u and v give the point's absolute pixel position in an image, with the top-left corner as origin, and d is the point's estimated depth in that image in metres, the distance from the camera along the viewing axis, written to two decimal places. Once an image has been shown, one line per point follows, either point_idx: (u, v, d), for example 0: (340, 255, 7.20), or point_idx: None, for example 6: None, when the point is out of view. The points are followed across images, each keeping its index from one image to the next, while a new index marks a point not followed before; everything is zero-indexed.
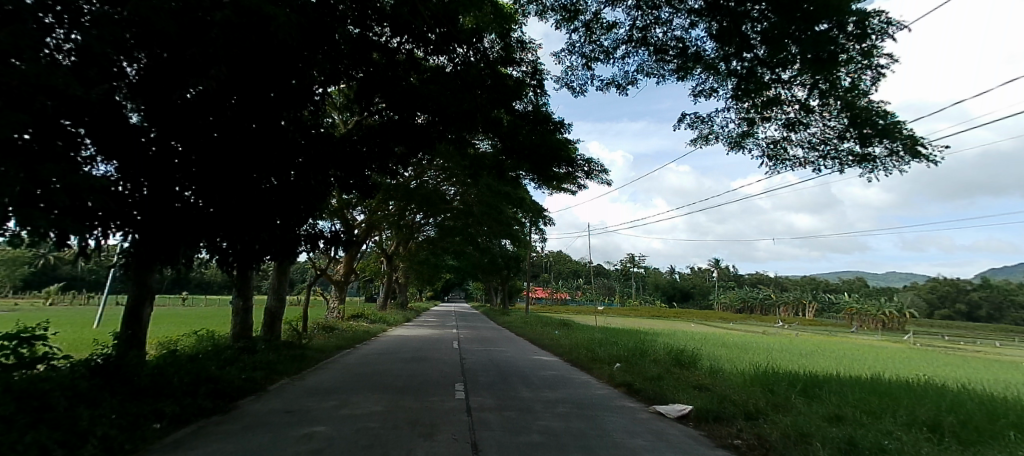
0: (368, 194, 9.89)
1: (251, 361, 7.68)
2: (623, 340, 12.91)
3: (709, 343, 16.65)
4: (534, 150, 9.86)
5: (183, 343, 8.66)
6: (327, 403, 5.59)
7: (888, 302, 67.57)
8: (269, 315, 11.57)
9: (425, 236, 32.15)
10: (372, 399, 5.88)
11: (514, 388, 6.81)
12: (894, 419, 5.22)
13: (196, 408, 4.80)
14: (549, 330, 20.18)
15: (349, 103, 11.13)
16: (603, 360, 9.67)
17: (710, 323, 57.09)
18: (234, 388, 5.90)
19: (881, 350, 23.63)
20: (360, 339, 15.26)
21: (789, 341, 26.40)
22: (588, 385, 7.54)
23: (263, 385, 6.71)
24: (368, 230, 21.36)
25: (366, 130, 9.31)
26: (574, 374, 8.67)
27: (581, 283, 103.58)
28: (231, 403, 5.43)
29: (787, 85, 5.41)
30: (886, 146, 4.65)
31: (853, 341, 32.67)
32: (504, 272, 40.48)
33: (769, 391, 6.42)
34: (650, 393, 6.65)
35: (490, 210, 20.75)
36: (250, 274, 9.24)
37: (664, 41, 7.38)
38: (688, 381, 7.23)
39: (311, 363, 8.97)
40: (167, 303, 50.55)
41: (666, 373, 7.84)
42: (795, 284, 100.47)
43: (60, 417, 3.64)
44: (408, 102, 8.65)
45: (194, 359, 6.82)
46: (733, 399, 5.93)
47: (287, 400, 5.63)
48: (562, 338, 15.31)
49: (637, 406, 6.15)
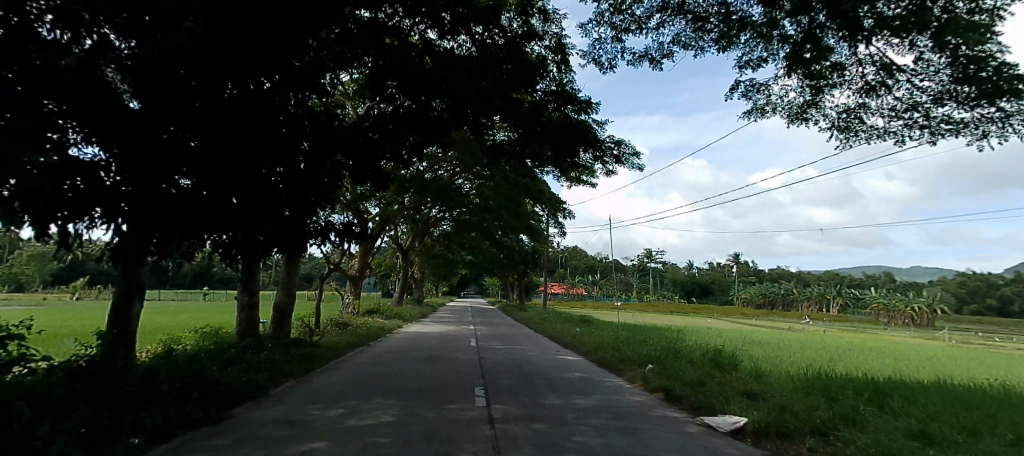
0: (382, 184, 9.28)
1: (255, 361, 7.13)
2: (652, 340, 12.05)
3: (740, 342, 15.69)
4: (557, 134, 9.11)
5: (186, 340, 8.14)
6: (334, 412, 4.99)
7: (917, 297, 65.15)
8: (279, 311, 11.08)
9: (440, 231, 31.78)
10: (384, 407, 5.26)
11: (541, 395, 6.13)
12: (996, 438, 4.37)
13: (184, 419, 4.21)
14: (569, 327, 19.47)
15: (360, 89, 10.52)
16: (633, 361, 8.95)
17: (733, 319, 55.50)
18: (233, 392, 5.34)
19: (922, 349, 22.20)
20: (374, 336, 14.77)
21: (820, 339, 25.06)
22: (621, 390, 6.81)
23: (266, 387, 6.15)
24: (382, 223, 20.92)
25: (381, 118, 8.75)
26: (605, 377, 7.95)
27: (597, 278, 102.60)
28: (228, 410, 4.85)
29: (859, 45, 4.71)
30: (1013, 106, 3.80)
31: (884, 339, 31.17)
32: (521, 268, 39.74)
33: (834, 401, 5.56)
34: (693, 401, 5.89)
35: (507, 202, 20.08)
36: (257, 267, 8.71)
37: (705, 8, 6.55)
38: (734, 386, 6.47)
39: (319, 362, 8.41)
40: (189, 298, 51.42)
41: (708, 377, 7.07)
42: (817, 279, 97.88)
43: (11, 434, 3.06)
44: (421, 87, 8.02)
45: (190, 358, 6.27)
46: (795, 411, 5.13)
47: (289, 408, 5.05)
48: (585, 336, 14.51)
49: (683, 417, 5.41)
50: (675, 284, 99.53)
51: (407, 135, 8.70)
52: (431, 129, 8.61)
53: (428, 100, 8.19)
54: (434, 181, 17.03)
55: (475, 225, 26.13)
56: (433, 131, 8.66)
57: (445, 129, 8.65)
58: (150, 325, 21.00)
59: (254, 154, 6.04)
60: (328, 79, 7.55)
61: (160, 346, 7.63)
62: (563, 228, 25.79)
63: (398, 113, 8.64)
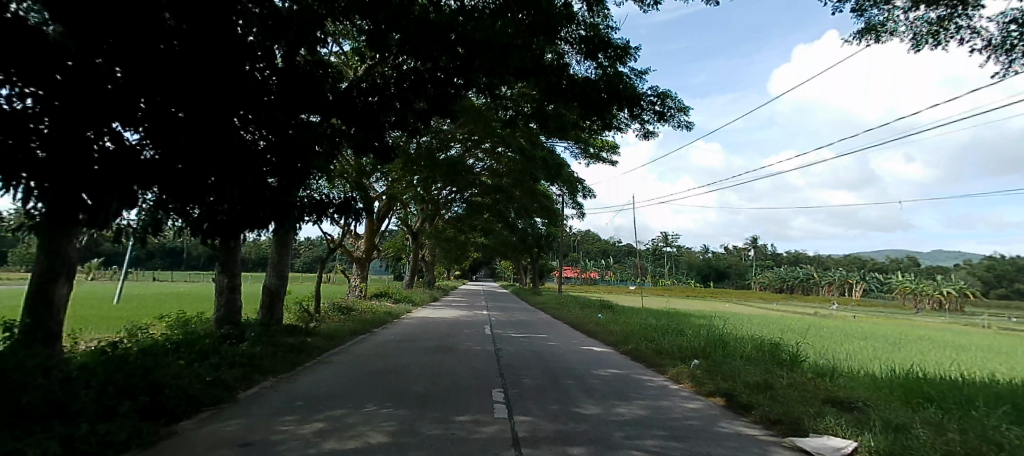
0: (384, 158, 7.81)
1: (231, 355, 6.03)
2: (688, 329, 10.82)
3: (777, 329, 14.40)
4: (585, 91, 7.68)
5: (154, 329, 7.07)
6: (310, 428, 3.83)
7: (946, 281, 62.66)
8: (267, 294, 9.98)
9: (451, 213, 30.76)
10: (376, 420, 4.07)
11: (574, 401, 4.93)
12: None
13: (96, 445, 3.03)
14: (589, 313, 18.31)
15: (359, 48, 9.29)
16: (674, 355, 7.70)
17: (754, 304, 53.75)
18: (185, 398, 4.18)
19: (970, 337, 20.41)
20: (380, 322, 13.74)
21: (855, 325, 23.36)
22: (668, 394, 5.56)
23: (235, 388, 5.02)
24: (389, 201, 19.87)
25: (386, 84, 7.23)
26: (642, 374, 6.74)
27: (610, 263, 101.34)
28: (172, 426, 3.69)
29: None
30: None
31: (919, 324, 29.45)
32: (534, 250, 38.46)
33: (959, 418, 4.27)
34: (767, 411, 4.64)
35: (523, 180, 18.82)
36: (234, 243, 7.39)
37: None
38: (815, 393, 5.18)
39: (310, 354, 7.30)
40: (201, 279, 51.41)
41: (775, 379, 5.79)
42: (838, 263, 95.28)
43: None
44: (426, 42, 6.43)
45: (143, 354, 5.12)
46: (920, 434, 3.80)
47: (254, 423, 3.88)
48: (610, 323, 13.24)
49: (762, 435, 4.15)
50: (690, 268, 97.60)
51: (411, 101, 7.12)
52: (438, 92, 7.14)
53: (442, 57, 6.71)
54: (444, 158, 15.77)
55: (487, 206, 24.98)
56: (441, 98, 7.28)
57: (450, 101, 7.27)
58: (154, 304, 20.45)
59: (231, 115, 4.85)
60: (321, 36, 6.10)
61: (120, 335, 6.55)
62: (581, 208, 24.38)
63: (401, 75, 7.12)
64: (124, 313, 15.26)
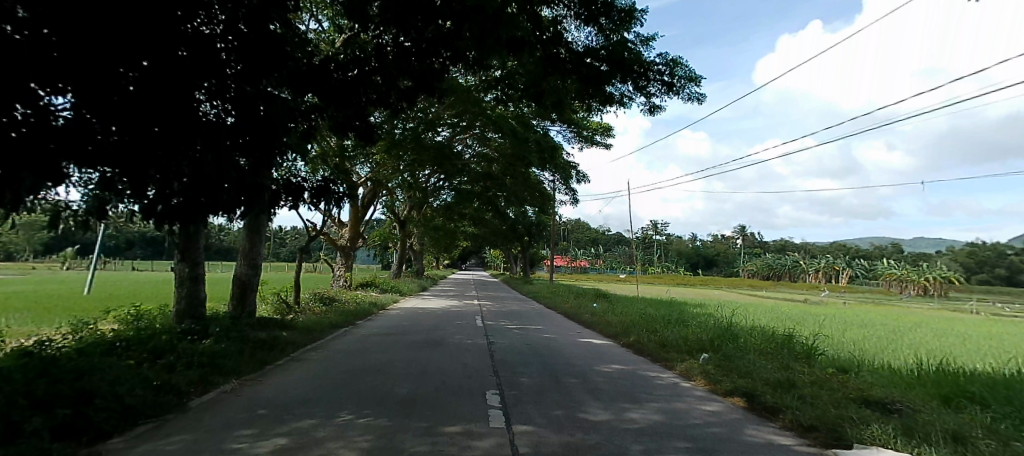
0: (365, 139, 7.03)
1: (189, 352, 5.36)
2: (688, 319, 10.34)
3: (776, 318, 13.99)
4: (583, 63, 6.99)
5: (105, 325, 6.33)
6: (269, 445, 3.18)
7: (931, 269, 63.37)
8: (239, 284, 9.24)
9: (439, 202, 29.96)
10: (349, 433, 3.43)
11: (579, 404, 4.35)
12: None
13: None
14: (583, 303, 17.82)
15: (337, 18, 8.48)
16: (680, 349, 7.15)
17: (743, 292, 53.80)
18: (119, 410, 3.50)
19: (965, 324, 20.29)
20: (364, 314, 13.10)
21: (847, 312, 23.26)
22: (682, 395, 5.01)
23: (186, 394, 4.33)
24: (375, 187, 19.05)
25: (366, 60, 6.32)
26: (649, 371, 6.18)
27: (600, 252, 101.17)
28: (95, 446, 3.01)
29: None
30: None
31: (908, 310, 29.52)
32: (525, 239, 37.85)
33: (1016, 422, 3.76)
34: (798, 416, 4.09)
35: (514, 166, 18.11)
36: (198, 232, 6.72)
37: None
38: (846, 393, 4.63)
39: (282, 351, 6.63)
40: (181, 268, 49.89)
41: (798, 377, 5.27)
42: (824, 250, 96.27)
43: None
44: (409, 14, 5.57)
45: (77, 355, 4.39)
46: (986, 444, 3.25)
47: (201, 440, 3.22)
48: (606, 314, 12.72)
49: (798, 445, 3.60)
50: (679, 256, 97.76)
51: (395, 78, 6.28)
52: (422, 69, 6.31)
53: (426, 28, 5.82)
54: (433, 142, 14.99)
55: (477, 194, 24.28)
56: (427, 80, 6.45)
57: (436, 77, 6.47)
58: (124, 295, 19.41)
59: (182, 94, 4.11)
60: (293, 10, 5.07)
61: (62, 331, 5.80)
62: (573, 195, 23.78)
63: (381, 50, 6.22)
64: (94, 304, 14.51)
